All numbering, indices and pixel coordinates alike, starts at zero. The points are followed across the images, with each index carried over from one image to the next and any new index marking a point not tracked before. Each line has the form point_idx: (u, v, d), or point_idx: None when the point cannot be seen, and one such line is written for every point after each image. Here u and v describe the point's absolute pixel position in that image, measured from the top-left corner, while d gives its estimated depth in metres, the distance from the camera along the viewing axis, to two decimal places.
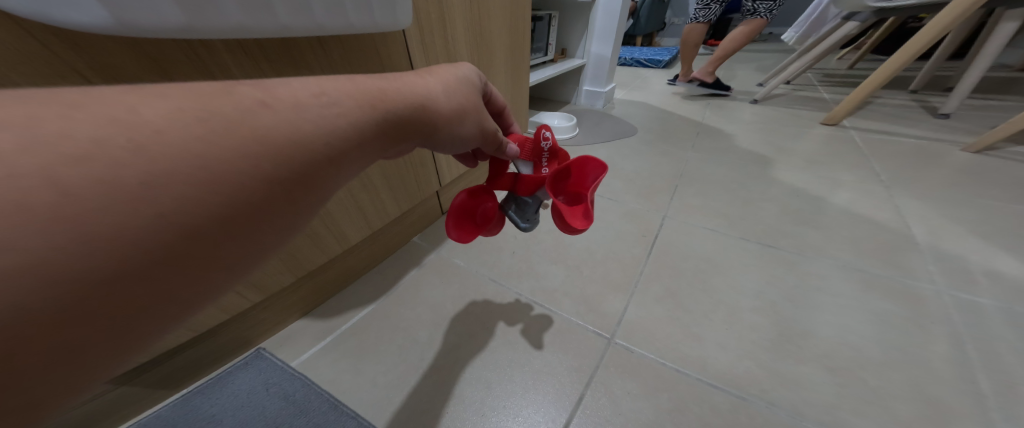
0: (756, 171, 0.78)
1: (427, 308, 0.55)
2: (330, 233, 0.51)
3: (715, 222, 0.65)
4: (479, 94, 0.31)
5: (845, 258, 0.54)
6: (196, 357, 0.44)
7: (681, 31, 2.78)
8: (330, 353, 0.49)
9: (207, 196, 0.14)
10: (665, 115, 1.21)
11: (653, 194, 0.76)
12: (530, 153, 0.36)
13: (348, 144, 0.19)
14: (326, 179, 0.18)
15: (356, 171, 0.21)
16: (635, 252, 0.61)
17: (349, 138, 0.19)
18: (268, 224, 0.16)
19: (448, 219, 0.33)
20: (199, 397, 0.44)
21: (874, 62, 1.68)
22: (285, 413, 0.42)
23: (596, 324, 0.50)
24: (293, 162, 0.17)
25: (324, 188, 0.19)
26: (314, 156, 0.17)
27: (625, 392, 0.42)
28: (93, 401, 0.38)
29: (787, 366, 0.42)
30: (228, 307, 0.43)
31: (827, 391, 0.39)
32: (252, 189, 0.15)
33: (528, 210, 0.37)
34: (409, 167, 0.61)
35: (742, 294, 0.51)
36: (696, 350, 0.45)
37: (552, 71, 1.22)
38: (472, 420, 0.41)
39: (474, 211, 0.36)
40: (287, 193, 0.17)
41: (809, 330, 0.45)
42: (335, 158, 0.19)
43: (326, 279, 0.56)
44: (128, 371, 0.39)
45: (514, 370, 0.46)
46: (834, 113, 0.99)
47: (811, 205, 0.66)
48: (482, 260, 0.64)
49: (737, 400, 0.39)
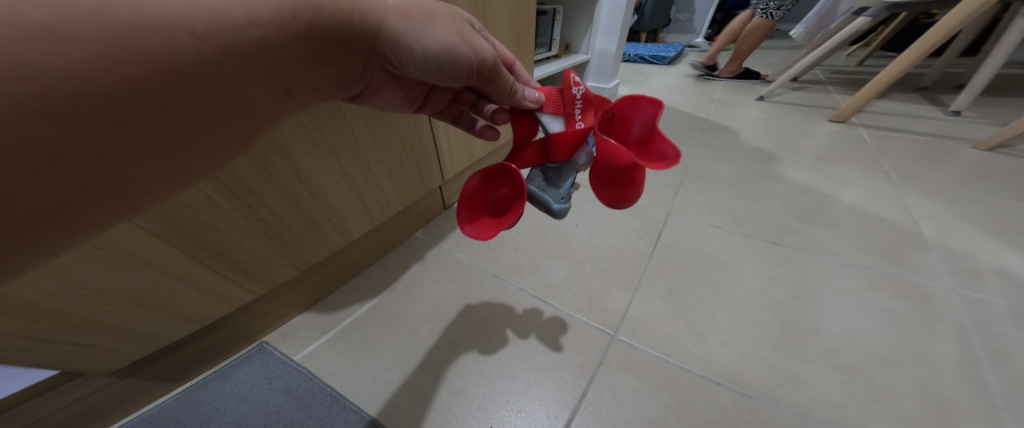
0: (762, 169, 0.77)
1: (429, 303, 0.55)
2: (331, 225, 0.51)
3: (720, 219, 0.64)
4: (449, 10, 0.29)
5: (852, 257, 0.54)
6: (199, 350, 0.44)
7: (686, 27, 2.74)
8: (333, 347, 0.49)
9: (78, 81, 0.14)
10: (670, 111, 1.20)
11: (657, 191, 0.75)
12: (559, 105, 0.34)
13: (242, 30, 0.18)
14: (215, 69, 0.17)
15: (264, 66, 0.20)
16: (639, 249, 0.61)
17: (243, 24, 0.18)
18: (144, 112, 0.16)
19: (463, 209, 0.28)
20: (202, 390, 0.44)
21: (884, 59, 1.66)
22: (288, 406, 0.42)
23: (598, 321, 0.50)
24: (161, 46, 0.15)
25: (214, 79, 0.18)
26: (191, 41, 0.16)
27: (627, 388, 0.42)
28: (96, 393, 0.38)
29: (791, 364, 0.41)
30: (230, 299, 0.43)
31: (833, 389, 0.39)
32: (122, 78, 0.15)
33: (563, 177, 0.34)
34: (413, 160, 0.61)
35: (746, 291, 0.50)
36: (700, 346, 0.45)
37: (556, 66, 1.21)
38: (474, 415, 0.41)
39: (497, 193, 0.31)
40: (160, 80, 0.16)
41: (814, 328, 0.45)
42: (224, 49, 0.17)
43: (329, 273, 0.57)
44: (131, 364, 0.39)
45: (516, 365, 0.45)
46: (842, 110, 0.97)
47: (818, 203, 0.65)
48: (484, 255, 0.64)
49: (740, 397, 0.39)
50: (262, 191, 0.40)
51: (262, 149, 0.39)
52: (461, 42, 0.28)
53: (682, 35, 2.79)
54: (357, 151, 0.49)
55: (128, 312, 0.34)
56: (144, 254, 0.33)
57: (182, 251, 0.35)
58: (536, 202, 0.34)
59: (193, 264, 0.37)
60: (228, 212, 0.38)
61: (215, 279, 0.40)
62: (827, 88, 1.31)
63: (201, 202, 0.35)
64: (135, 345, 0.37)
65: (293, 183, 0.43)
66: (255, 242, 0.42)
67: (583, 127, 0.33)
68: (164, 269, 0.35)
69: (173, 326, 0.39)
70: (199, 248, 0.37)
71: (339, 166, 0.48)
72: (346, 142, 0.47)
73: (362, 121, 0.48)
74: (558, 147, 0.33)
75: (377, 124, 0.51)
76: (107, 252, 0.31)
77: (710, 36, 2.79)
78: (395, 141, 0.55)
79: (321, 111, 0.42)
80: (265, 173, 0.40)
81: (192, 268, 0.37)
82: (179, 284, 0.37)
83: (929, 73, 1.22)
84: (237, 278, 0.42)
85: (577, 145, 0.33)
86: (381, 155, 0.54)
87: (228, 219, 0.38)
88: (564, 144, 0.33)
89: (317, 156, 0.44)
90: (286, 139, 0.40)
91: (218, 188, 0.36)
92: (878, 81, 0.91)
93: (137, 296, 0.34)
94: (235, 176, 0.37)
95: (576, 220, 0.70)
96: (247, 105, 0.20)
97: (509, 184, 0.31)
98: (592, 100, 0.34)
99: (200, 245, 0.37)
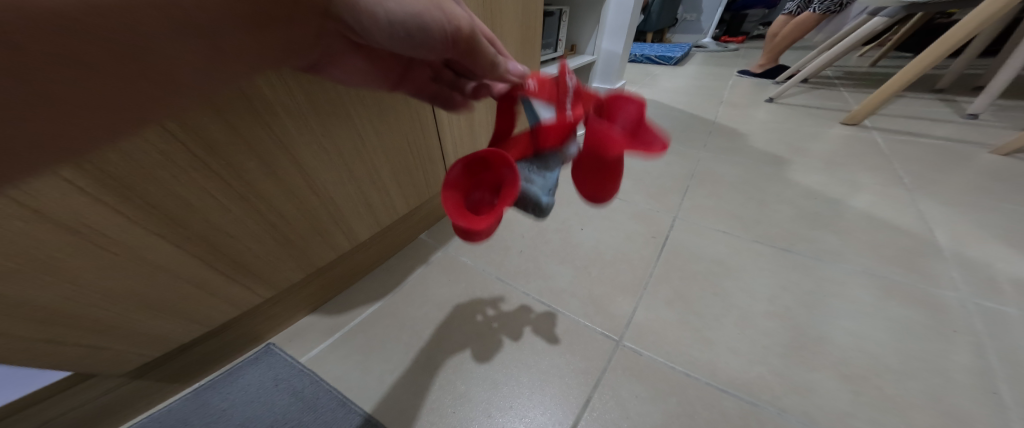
0: (771, 172, 0.76)
1: (434, 306, 0.55)
2: (338, 228, 0.52)
3: (728, 224, 0.63)
4: None
5: (864, 264, 0.53)
6: (208, 351, 0.45)
7: (694, 27, 2.71)
8: (339, 350, 0.50)
9: None
10: (677, 113, 1.19)
11: (663, 195, 0.75)
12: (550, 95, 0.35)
13: None
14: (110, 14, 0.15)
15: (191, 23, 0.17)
16: (644, 253, 0.60)
17: None
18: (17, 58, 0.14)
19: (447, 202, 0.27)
20: (210, 391, 0.45)
21: (898, 59, 1.62)
22: (294, 408, 0.43)
23: (603, 326, 0.50)
24: None
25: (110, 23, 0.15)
26: None
27: (632, 396, 0.42)
28: (107, 393, 0.39)
29: (799, 373, 0.41)
30: (238, 302, 0.43)
31: (844, 399, 0.38)
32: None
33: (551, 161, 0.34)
34: (418, 163, 0.62)
35: (754, 298, 0.50)
36: (706, 354, 0.44)
37: (562, 67, 1.21)
38: (477, 420, 0.41)
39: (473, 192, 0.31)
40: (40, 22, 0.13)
41: (825, 337, 0.44)
42: None
43: (336, 274, 0.57)
44: (142, 366, 0.39)
45: (520, 370, 0.45)
46: (855, 112, 0.96)
47: (828, 208, 0.64)
48: (490, 258, 0.64)
49: (746, 406, 0.39)
50: (270, 195, 0.41)
51: (272, 154, 0.39)
52: (431, 6, 0.25)
53: (689, 35, 2.76)
54: (363, 154, 0.50)
55: (141, 315, 0.35)
56: (155, 258, 0.34)
57: (192, 256, 0.36)
58: (523, 200, 0.31)
59: (203, 267, 0.38)
60: (237, 216, 0.39)
61: (224, 282, 0.41)
62: (838, 89, 1.29)
63: (211, 207, 0.36)
64: (147, 347, 0.38)
65: (301, 186, 0.44)
66: (263, 246, 0.43)
67: (572, 119, 0.35)
68: (175, 273, 0.36)
69: (184, 329, 0.40)
70: (208, 252, 0.37)
71: (346, 169, 0.49)
72: (353, 146, 0.48)
73: (368, 125, 0.49)
74: (549, 135, 0.33)
75: (384, 128, 0.52)
76: (120, 257, 0.31)
77: (717, 36, 2.76)
78: (401, 145, 0.56)
79: (329, 116, 0.43)
80: (274, 177, 0.41)
81: (201, 271, 0.38)
82: (189, 287, 0.38)
83: (946, 75, 1.19)
84: (244, 281, 0.43)
85: (566, 137, 0.35)
86: (387, 159, 0.55)
87: (236, 223, 0.39)
88: (554, 133, 0.34)
89: (324, 160, 0.45)
90: (295, 144, 0.41)
91: (227, 192, 0.37)
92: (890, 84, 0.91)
93: (148, 300, 0.35)
94: (244, 181, 0.38)
95: (581, 224, 0.70)
96: (166, 66, 0.18)
97: (488, 186, 0.31)
98: (579, 94, 0.36)
99: (209, 249, 0.37)
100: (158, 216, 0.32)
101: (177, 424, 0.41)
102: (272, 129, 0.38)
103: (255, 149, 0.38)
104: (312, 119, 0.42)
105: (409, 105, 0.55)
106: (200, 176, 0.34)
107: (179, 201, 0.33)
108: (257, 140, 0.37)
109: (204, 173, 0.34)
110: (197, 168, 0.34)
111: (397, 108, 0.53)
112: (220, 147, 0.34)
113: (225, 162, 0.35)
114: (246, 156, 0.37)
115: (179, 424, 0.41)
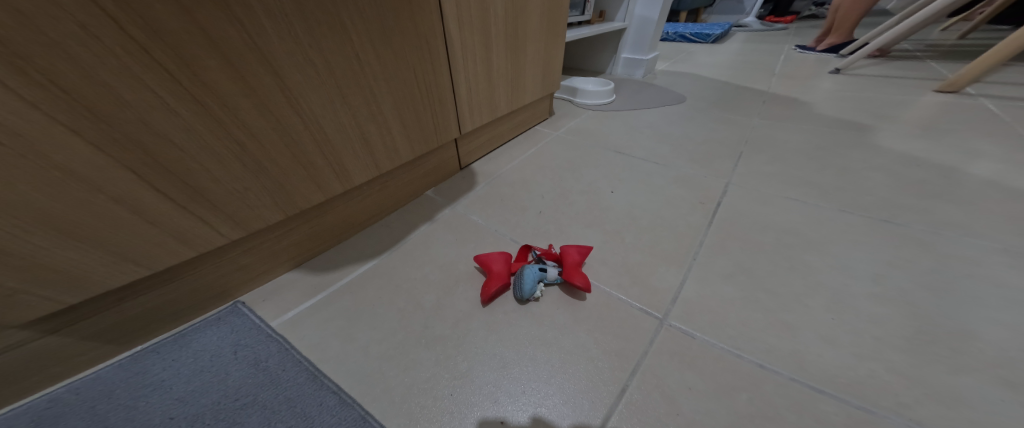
0: (852, 138, 0.68)
1: (437, 268, 0.46)
2: (328, 165, 0.42)
3: (802, 193, 0.54)
4: None
5: (1002, 240, 0.42)
6: (156, 305, 0.37)
7: (736, 7, 2.53)
8: (319, 313, 0.41)
9: None
10: (721, 84, 1.07)
11: (712, 161, 0.65)
12: None
13: None
14: None
15: None
16: (692, 221, 0.50)
17: None
18: None
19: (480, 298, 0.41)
20: (151, 356, 0.36)
21: (991, 34, 1.44)
22: (252, 381, 0.34)
23: (642, 301, 0.40)
24: None
25: None
26: None
27: (684, 388, 0.31)
28: (6, 351, 0.30)
29: (934, 377, 0.30)
30: (197, 242, 0.34)
31: (1006, 413, 0.27)
32: None
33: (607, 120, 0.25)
34: (426, 103, 0.52)
35: (852, 277, 0.40)
36: (788, 342, 0.34)
37: (591, 30, 1.10)
38: (481, 406, 0.31)
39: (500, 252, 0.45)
40: None
41: (961, 331, 0.33)
42: None
43: (324, 225, 0.48)
44: (53, 315, 0.31)
45: (538, 348, 0.36)
46: (954, 78, 0.86)
47: (941, 177, 0.54)
48: (504, 218, 0.55)
49: (857, 411, 0.28)
50: (238, 104, 0.31)
51: (235, 49, 0.29)
52: None
53: (727, 14, 2.58)
54: (360, 77, 0.41)
55: (42, 239, 0.26)
56: (62, 159, 0.24)
57: (121, 165, 0.27)
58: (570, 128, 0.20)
59: (139, 185, 0.28)
60: (189, 125, 0.29)
61: (172, 212, 0.31)
62: (924, 62, 1.15)
63: (149, 103, 0.26)
64: (57, 289, 0.28)
65: (279, 102, 0.34)
66: (228, 171, 0.33)
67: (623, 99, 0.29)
68: (95, 186, 0.26)
69: (111, 267, 0.30)
70: (147, 166, 0.28)
71: (340, 93, 0.39)
72: (349, 64, 0.39)
73: (366, 41, 0.39)
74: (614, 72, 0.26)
75: (388, 50, 0.42)
76: (13, 155, 0.22)
77: (762, 17, 2.59)
78: (407, 76, 0.47)
79: (314, 17, 0.34)
80: (245, 86, 0.31)
81: (136, 189, 0.28)
82: (121, 212, 0.28)
83: None
84: (202, 214, 0.33)
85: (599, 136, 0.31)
86: (390, 90, 0.45)
87: (188, 134, 0.29)
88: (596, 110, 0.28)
89: (310, 74, 0.35)
90: (269, 43, 0.31)
91: (177, 92, 0.27)
92: (1012, 39, 0.75)
93: (56, 221, 0.25)
94: (198, 79, 0.28)
95: (611, 187, 0.60)
96: None
97: None
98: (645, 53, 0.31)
99: (150, 163, 0.28)
100: (61, 99, 0.23)
101: (99, 397, 0.33)
102: (235, 14, 0.28)
103: (211, 38, 0.28)
104: (292, 16, 0.32)
105: (416, 29, 0.45)
106: (127, 55, 0.24)
107: (96, 85, 0.24)
108: (213, 25, 0.28)
109: (141, 60, 0.25)
110: (119, 43, 0.24)
111: (401, 28, 0.43)
112: (163, 30, 0.25)
113: (173, 51, 0.26)
114: (204, 50, 0.28)
115: (101, 397, 0.32)
